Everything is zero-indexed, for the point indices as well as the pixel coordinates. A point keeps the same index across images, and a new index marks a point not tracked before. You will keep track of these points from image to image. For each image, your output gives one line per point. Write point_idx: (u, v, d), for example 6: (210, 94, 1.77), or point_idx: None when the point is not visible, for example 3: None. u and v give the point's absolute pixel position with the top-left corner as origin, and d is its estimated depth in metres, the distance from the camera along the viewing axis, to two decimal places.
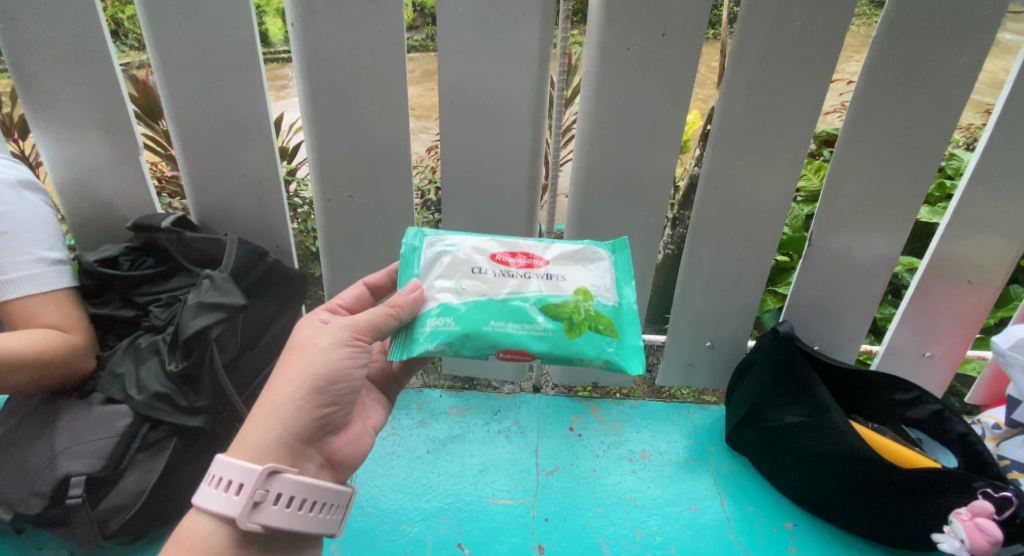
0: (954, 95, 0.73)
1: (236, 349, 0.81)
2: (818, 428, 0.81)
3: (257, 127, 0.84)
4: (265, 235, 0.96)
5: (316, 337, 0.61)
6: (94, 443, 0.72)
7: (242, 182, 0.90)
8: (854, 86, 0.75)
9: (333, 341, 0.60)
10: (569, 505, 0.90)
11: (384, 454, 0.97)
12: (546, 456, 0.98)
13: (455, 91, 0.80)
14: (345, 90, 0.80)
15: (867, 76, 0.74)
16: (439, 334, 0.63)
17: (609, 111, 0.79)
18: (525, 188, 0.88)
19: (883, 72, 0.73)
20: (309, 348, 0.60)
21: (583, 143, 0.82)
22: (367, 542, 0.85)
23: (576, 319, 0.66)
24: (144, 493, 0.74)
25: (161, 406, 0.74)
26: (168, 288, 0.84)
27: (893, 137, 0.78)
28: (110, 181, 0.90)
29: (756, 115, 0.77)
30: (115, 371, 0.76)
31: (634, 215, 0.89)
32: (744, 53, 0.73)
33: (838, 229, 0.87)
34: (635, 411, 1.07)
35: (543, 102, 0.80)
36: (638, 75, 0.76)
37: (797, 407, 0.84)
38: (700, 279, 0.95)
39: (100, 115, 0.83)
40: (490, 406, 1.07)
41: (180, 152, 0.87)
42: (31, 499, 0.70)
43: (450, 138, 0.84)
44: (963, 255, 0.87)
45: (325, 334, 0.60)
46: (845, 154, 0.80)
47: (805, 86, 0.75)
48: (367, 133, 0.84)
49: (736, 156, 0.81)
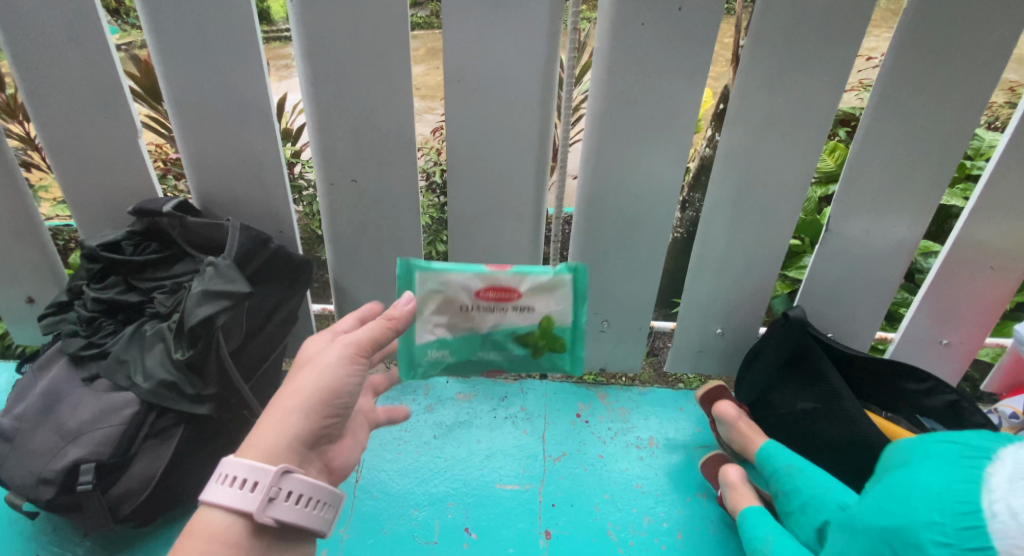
0: (986, 72, 0.70)
1: (241, 337, 0.81)
2: (831, 415, 0.81)
3: (258, 107, 0.82)
4: (268, 221, 0.95)
5: (321, 353, 0.61)
6: (100, 431, 0.71)
7: (245, 164, 0.88)
8: (881, 64, 0.71)
9: (338, 356, 0.60)
10: (577, 491, 0.90)
11: (391, 439, 0.97)
12: (553, 441, 0.98)
13: (462, 69, 0.77)
14: (349, 68, 0.78)
15: (896, 50, 0.70)
16: (439, 363, 0.74)
17: (621, 90, 0.76)
18: (534, 172, 0.86)
19: (912, 47, 0.69)
20: (315, 362, 0.60)
21: (594, 124, 0.80)
22: (374, 526, 0.85)
23: (539, 343, 0.75)
24: (154, 478, 0.74)
25: (168, 394, 0.73)
26: (171, 274, 0.83)
27: (920, 117, 0.75)
28: (110, 164, 0.88)
29: (777, 92, 0.74)
30: (120, 358, 0.75)
31: (645, 201, 0.87)
32: (764, 28, 0.70)
33: (855, 214, 0.85)
34: (643, 398, 1.06)
35: (552, 82, 0.78)
36: (653, 51, 0.73)
37: (808, 393, 0.84)
38: (712, 264, 0.93)
39: (96, 95, 0.81)
40: (497, 392, 1.06)
41: (179, 133, 0.85)
42: (39, 486, 0.71)
43: (457, 121, 0.82)
44: (986, 240, 0.84)
45: (327, 349, 0.60)
46: (868, 134, 0.77)
47: (828, 62, 0.72)
48: (371, 114, 0.82)
49: (753, 136, 0.78)
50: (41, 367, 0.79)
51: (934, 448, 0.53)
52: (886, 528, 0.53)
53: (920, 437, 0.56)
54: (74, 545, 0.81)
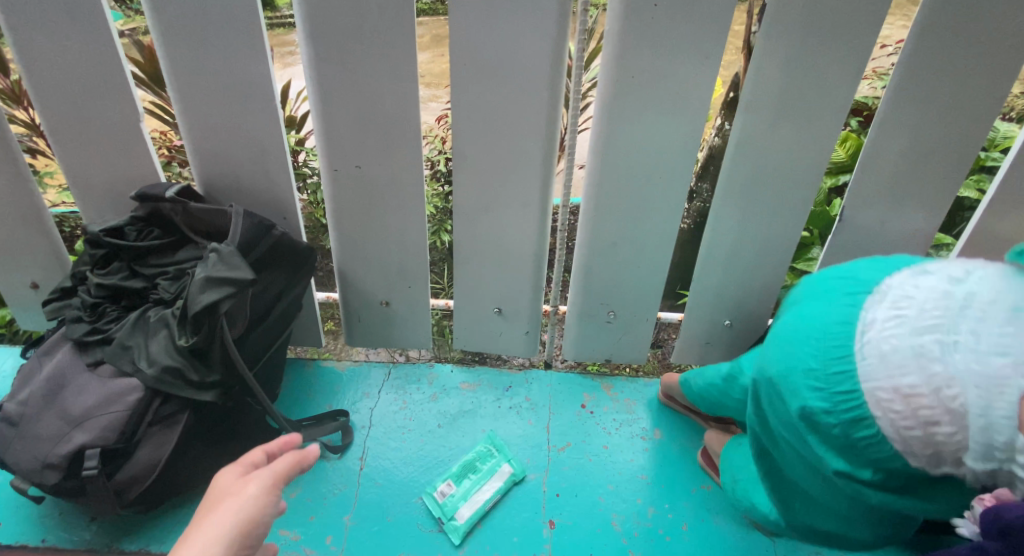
0: (1009, 57, 0.68)
1: (245, 324, 0.80)
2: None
3: (261, 91, 0.80)
4: (273, 207, 0.94)
5: (238, 483, 0.50)
6: (105, 416, 0.71)
7: (249, 150, 0.87)
8: (902, 48, 0.69)
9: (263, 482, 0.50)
10: (581, 481, 0.90)
11: (396, 427, 0.97)
12: (557, 432, 0.97)
13: (469, 53, 0.76)
14: (355, 51, 0.76)
15: (918, 34, 0.68)
16: None
17: (632, 75, 0.74)
18: (541, 159, 0.85)
19: (934, 31, 0.68)
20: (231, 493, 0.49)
21: (603, 111, 0.78)
22: (379, 513, 0.85)
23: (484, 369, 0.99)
24: (158, 465, 0.74)
25: (172, 380, 0.73)
26: (175, 260, 0.83)
27: (939, 104, 0.73)
28: (112, 149, 0.87)
29: (791, 79, 0.73)
30: (124, 345, 0.75)
31: (655, 189, 0.85)
32: (781, 11, 0.68)
33: (868, 204, 0.84)
34: (649, 389, 1.06)
35: (561, 67, 0.76)
36: (666, 35, 0.71)
37: None
38: (722, 254, 0.92)
39: (97, 78, 0.80)
40: (501, 381, 1.06)
41: (182, 118, 0.84)
42: (45, 471, 0.71)
43: (464, 107, 0.81)
44: (1003, 231, 0.83)
45: (246, 482, 0.50)
46: (884, 122, 0.75)
47: (845, 47, 0.70)
48: (377, 99, 0.81)
49: (766, 124, 0.77)
50: (45, 352, 0.79)
51: (830, 294, 0.63)
52: (773, 375, 0.65)
53: (825, 277, 0.66)
54: (80, 530, 0.81)
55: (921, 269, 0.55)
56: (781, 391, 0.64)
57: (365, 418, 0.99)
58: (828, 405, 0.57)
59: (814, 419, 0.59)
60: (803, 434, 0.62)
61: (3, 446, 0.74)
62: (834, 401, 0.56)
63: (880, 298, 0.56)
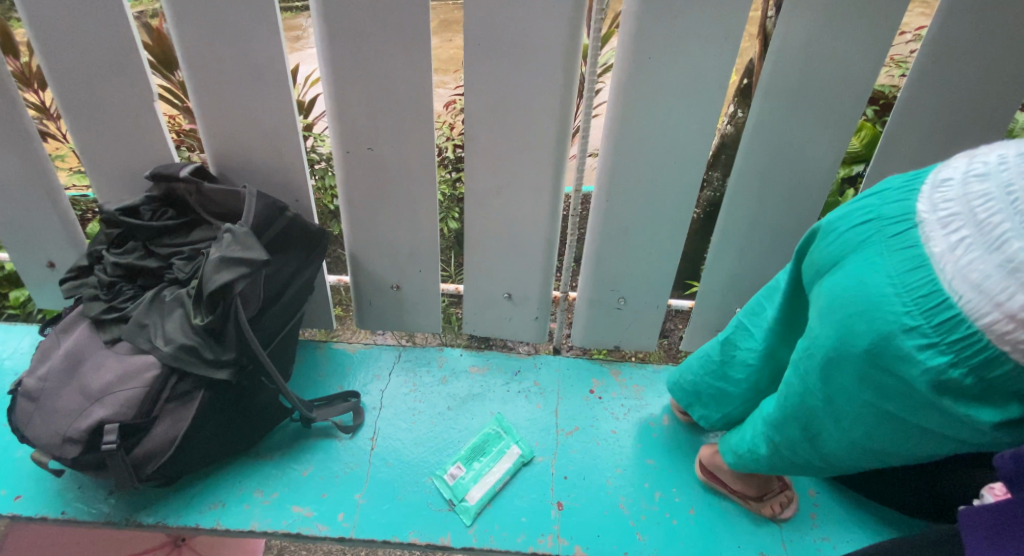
0: None
1: (259, 304, 0.81)
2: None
3: (275, 72, 0.80)
4: (285, 188, 0.94)
5: None
6: (123, 392, 0.73)
7: (263, 131, 0.87)
8: (926, 32, 0.68)
9: None
10: (589, 465, 0.91)
11: (406, 409, 0.98)
12: (566, 416, 0.98)
13: (483, 35, 0.75)
14: (370, 32, 0.76)
15: (943, 18, 0.67)
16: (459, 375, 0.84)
17: (649, 58, 0.74)
18: (553, 143, 0.85)
19: (961, 16, 0.67)
20: None
21: (617, 94, 0.78)
22: (389, 492, 0.86)
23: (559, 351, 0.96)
24: (175, 441, 0.75)
25: (188, 358, 0.74)
26: (189, 241, 0.84)
27: (962, 89, 0.72)
28: (127, 129, 0.88)
29: (808, 63, 0.72)
30: (140, 323, 0.76)
31: (669, 175, 0.85)
32: None
33: None
34: (658, 375, 1.06)
35: (575, 50, 0.76)
36: (684, 18, 0.71)
37: None
38: (735, 241, 0.93)
39: (111, 58, 0.80)
40: (510, 365, 1.07)
41: (195, 98, 0.85)
42: (65, 445, 0.72)
43: (477, 90, 0.81)
44: None
45: None
46: (906, 109, 0.75)
47: (864, 30, 0.69)
48: (392, 82, 0.81)
49: (783, 109, 0.77)
50: (63, 330, 0.80)
51: (870, 241, 0.55)
52: (861, 350, 0.54)
53: (846, 223, 0.58)
54: (98, 502, 0.83)
55: (939, 179, 0.51)
56: (881, 358, 0.53)
57: (376, 399, 1.00)
58: (952, 356, 0.47)
59: (946, 383, 0.48)
60: (923, 401, 0.51)
61: (24, 419, 0.76)
62: (958, 351, 0.47)
63: (925, 224, 0.50)
